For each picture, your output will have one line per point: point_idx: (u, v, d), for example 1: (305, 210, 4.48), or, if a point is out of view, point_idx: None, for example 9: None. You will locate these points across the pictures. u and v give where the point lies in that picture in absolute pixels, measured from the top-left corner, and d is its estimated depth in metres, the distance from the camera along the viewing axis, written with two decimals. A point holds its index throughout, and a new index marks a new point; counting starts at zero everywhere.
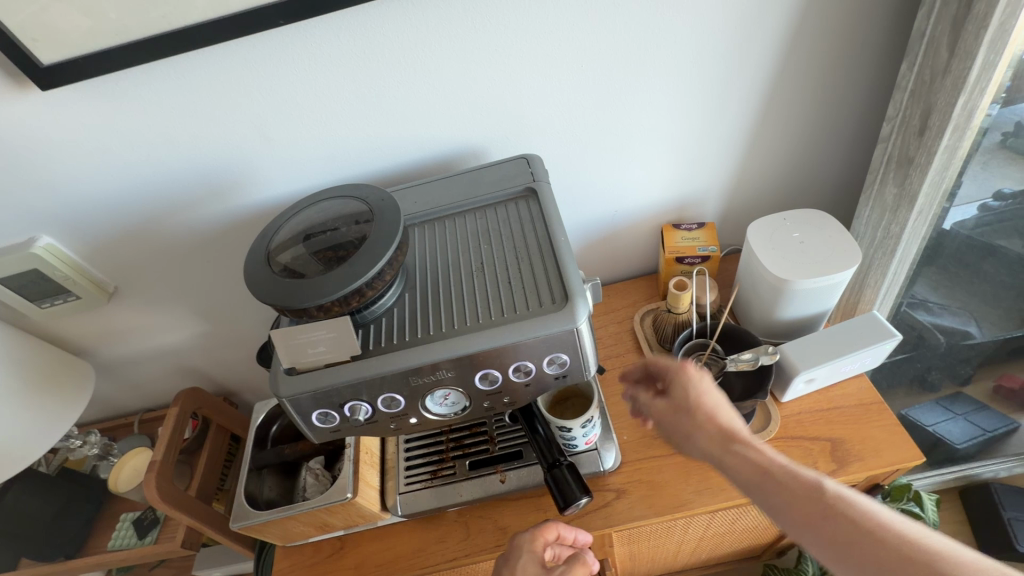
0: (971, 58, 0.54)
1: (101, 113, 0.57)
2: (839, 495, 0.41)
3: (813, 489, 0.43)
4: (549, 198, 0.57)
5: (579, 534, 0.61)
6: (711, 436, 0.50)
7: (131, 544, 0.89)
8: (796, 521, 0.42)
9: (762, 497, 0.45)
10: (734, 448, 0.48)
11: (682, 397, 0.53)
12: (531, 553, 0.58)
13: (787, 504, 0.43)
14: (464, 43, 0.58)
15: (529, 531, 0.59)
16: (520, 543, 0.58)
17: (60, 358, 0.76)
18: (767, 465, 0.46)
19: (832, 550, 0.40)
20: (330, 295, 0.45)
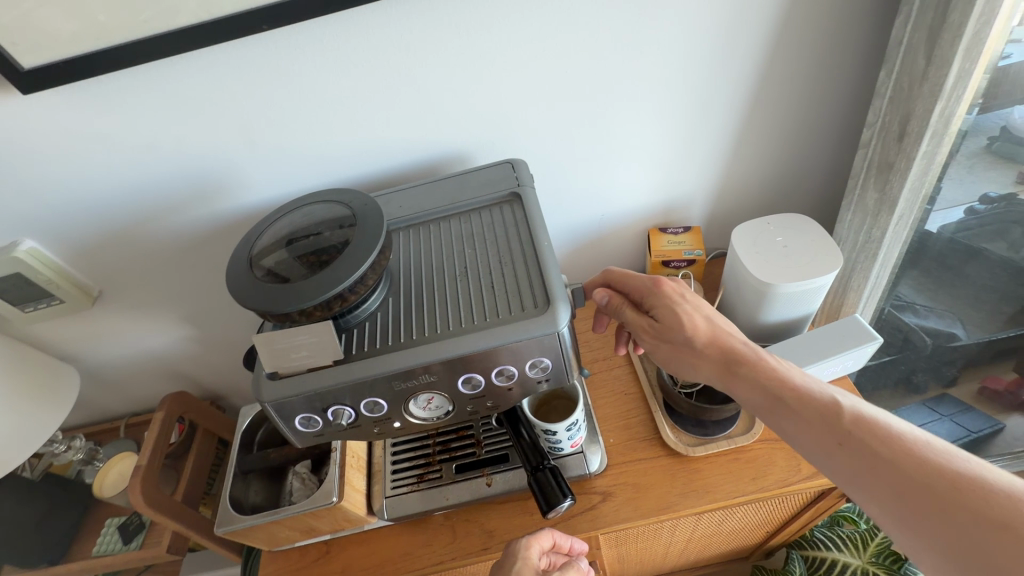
0: (946, 66, 0.55)
1: (84, 117, 0.56)
2: (859, 420, 0.46)
3: (833, 409, 0.47)
4: (533, 202, 0.57)
5: (574, 542, 0.62)
6: (709, 356, 0.55)
7: (116, 549, 0.88)
8: (815, 438, 0.47)
9: (777, 415, 0.50)
10: (742, 370, 0.53)
11: (667, 314, 0.57)
12: (527, 560, 0.57)
13: (807, 422, 0.48)
14: (448, 49, 0.58)
15: (525, 537, 0.58)
16: (516, 548, 0.57)
17: (44, 363, 0.76)
18: (785, 392, 0.50)
19: (844, 463, 0.45)
20: (311, 300, 0.45)
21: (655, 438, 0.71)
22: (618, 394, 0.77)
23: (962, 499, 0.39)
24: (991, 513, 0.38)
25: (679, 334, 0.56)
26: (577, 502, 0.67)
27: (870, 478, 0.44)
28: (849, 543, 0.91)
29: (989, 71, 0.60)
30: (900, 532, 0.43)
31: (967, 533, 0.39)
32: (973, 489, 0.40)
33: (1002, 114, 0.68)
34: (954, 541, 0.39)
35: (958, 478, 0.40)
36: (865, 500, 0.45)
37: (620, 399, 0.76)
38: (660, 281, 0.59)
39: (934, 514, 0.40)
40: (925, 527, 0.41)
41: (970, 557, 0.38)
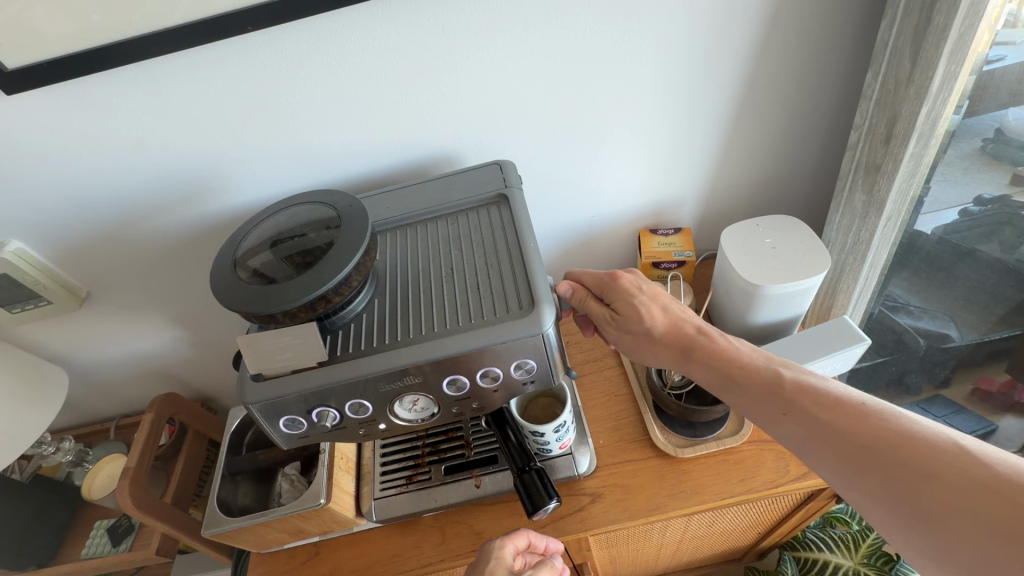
0: (932, 68, 0.55)
1: (69, 118, 0.56)
2: (799, 387, 0.49)
3: (778, 380, 0.50)
4: (520, 203, 0.57)
5: (549, 541, 0.62)
6: (666, 341, 0.58)
7: (104, 552, 0.87)
8: (764, 409, 0.50)
9: (730, 391, 0.53)
10: (697, 351, 0.56)
11: (625, 305, 0.59)
12: (501, 560, 0.58)
13: (756, 394, 0.51)
14: (436, 50, 0.58)
15: (499, 538, 0.59)
16: (490, 549, 0.58)
17: (31, 365, 0.75)
18: (735, 368, 0.53)
19: (790, 430, 0.48)
20: (295, 302, 0.45)
21: (644, 439, 0.71)
22: (609, 395, 0.76)
23: (893, 451, 0.42)
24: (918, 462, 0.41)
25: (636, 323, 0.58)
26: (566, 504, 0.67)
27: (814, 442, 0.47)
28: (840, 545, 0.91)
29: (974, 74, 0.61)
30: (845, 490, 0.45)
31: (899, 483, 0.41)
32: (902, 440, 0.42)
33: (996, 116, 0.69)
34: (890, 492, 0.42)
35: (888, 432, 0.43)
36: (813, 463, 0.47)
37: (610, 401, 0.76)
38: (617, 273, 0.60)
39: (871, 469, 0.43)
40: (864, 482, 0.43)
41: (905, 505, 0.41)
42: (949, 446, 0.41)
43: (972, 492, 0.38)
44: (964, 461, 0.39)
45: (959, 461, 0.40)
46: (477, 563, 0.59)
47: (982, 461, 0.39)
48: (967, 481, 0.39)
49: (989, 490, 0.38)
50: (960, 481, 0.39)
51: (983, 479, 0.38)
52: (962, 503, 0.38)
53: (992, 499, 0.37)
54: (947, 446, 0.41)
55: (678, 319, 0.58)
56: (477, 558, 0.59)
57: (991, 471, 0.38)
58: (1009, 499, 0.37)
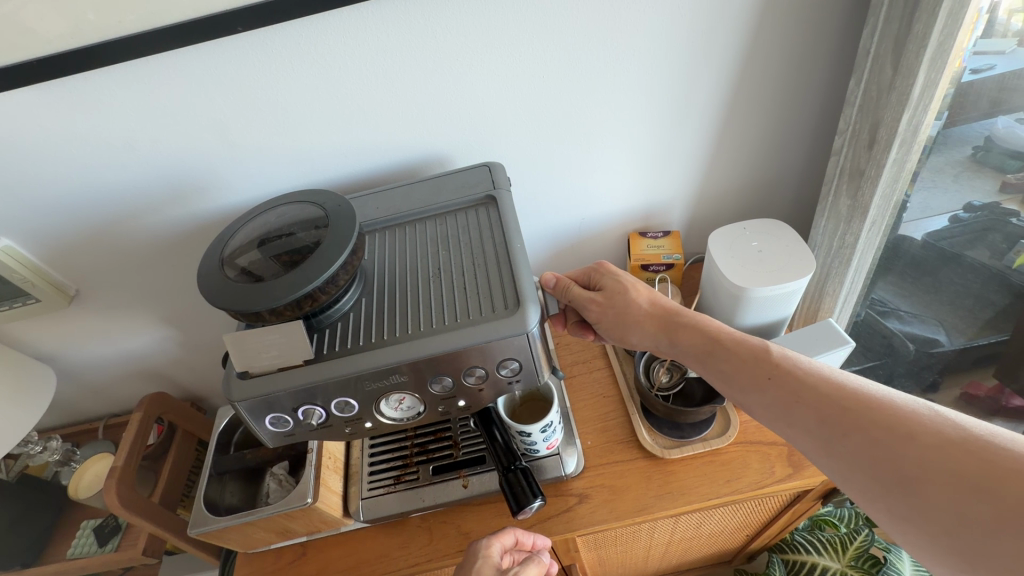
0: (912, 76, 0.57)
1: (58, 117, 0.56)
2: (783, 356, 0.50)
3: (764, 352, 0.51)
4: (508, 205, 0.57)
5: (537, 537, 0.62)
6: (652, 316, 0.59)
7: (90, 552, 0.87)
8: (748, 376, 0.51)
9: (715, 359, 0.54)
10: (683, 326, 0.57)
11: (613, 283, 0.61)
12: (487, 558, 0.58)
13: (741, 362, 0.52)
14: (426, 51, 0.59)
15: (485, 537, 0.60)
16: (477, 549, 0.59)
17: (19, 363, 0.75)
18: (721, 337, 0.55)
19: (773, 396, 0.48)
20: (281, 300, 0.45)
21: (632, 440, 0.71)
22: (597, 397, 0.77)
23: (874, 414, 0.42)
24: (898, 424, 0.41)
25: (625, 298, 0.60)
26: (553, 504, 0.67)
27: (796, 407, 0.47)
28: (828, 547, 0.90)
29: (953, 87, 0.62)
30: (826, 457, 0.45)
31: (879, 444, 0.41)
32: (883, 405, 0.42)
33: (984, 124, 0.71)
34: (870, 454, 0.42)
35: (870, 399, 0.43)
36: (794, 430, 0.47)
37: (598, 402, 0.76)
38: (603, 262, 0.64)
39: (852, 431, 0.43)
40: (845, 446, 0.43)
41: (884, 466, 0.41)
42: (928, 412, 0.41)
43: (950, 452, 0.38)
44: (941, 422, 0.40)
45: (938, 425, 0.40)
46: (465, 562, 0.59)
47: (961, 426, 0.39)
48: (945, 442, 0.39)
49: (968, 450, 0.38)
50: (939, 442, 0.39)
51: (961, 440, 0.38)
52: (941, 462, 0.38)
53: (970, 458, 0.37)
54: (927, 412, 0.41)
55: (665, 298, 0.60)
56: (466, 557, 0.60)
57: (966, 430, 0.39)
58: (986, 459, 0.37)
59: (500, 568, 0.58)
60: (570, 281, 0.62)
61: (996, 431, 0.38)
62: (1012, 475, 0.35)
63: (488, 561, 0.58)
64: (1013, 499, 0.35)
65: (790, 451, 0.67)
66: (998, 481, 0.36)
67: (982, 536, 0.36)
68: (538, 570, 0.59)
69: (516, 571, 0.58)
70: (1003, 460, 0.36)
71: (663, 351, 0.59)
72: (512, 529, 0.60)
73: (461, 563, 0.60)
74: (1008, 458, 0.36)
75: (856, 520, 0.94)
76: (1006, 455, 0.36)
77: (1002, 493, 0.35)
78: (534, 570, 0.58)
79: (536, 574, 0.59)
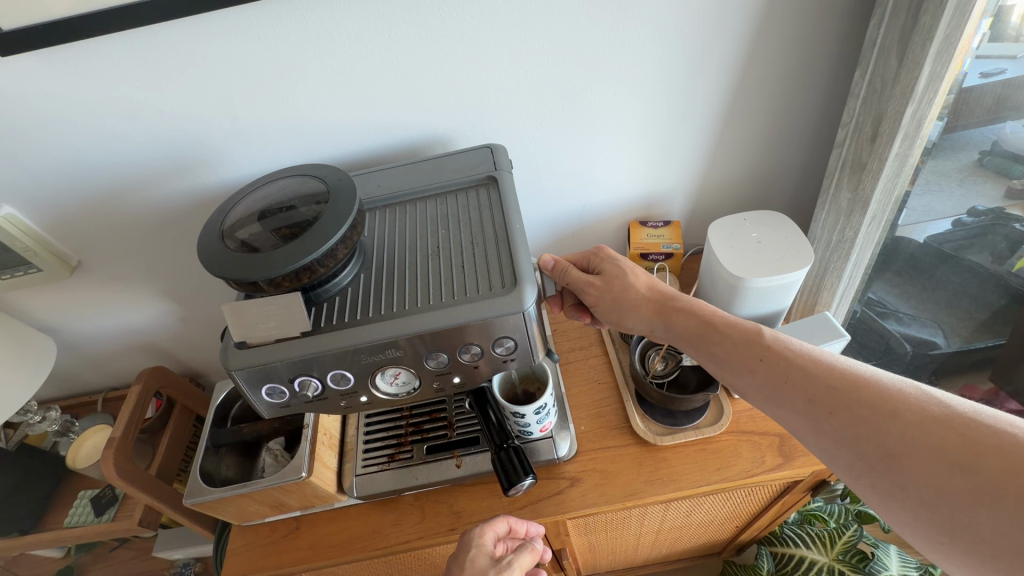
0: (918, 68, 0.56)
1: (63, 85, 0.56)
2: (776, 339, 0.50)
3: (757, 335, 0.51)
4: (508, 185, 0.58)
5: (531, 525, 0.63)
6: (649, 299, 0.59)
7: (87, 521, 0.88)
8: (742, 359, 0.51)
9: (709, 342, 0.54)
10: (678, 310, 0.58)
11: (612, 268, 0.62)
12: (481, 547, 0.58)
13: (734, 345, 0.52)
14: (429, 29, 0.58)
15: (479, 526, 0.60)
16: (470, 538, 0.59)
17: (20, 331, 0.76)
18: (715, 321, 0.55)
19: (764, 378, 0.49)
20: (279, 271, 0.46)
21: (625, 425, 0.72)
22: (592, 382, 0.77)
23: (860, 393, 0.43)
24: (882, 402, 0.41)
25: (623, 282, 0.60)
26: (544, 487, 0.68)
27: (785, 388, 0.47)
28: (817, 540, 0.91)
29: (955, 89, 0.63)
30: (813, 437, 0.45)
31: (864, 422, 0.42)
32: (870, 385, 0.43)
33: (991, 129, 0.70)
34: (855, 431, 0.42)
35: (858, 379, 0.44)
36: (783, 411, 0.48)
37: (593, 388, 0.77)
38: (601, 246, 0.64)
39: (840, 411, 0.43)
40: (831, 424, 0.44)
41: (868, 444, 0.41)
42: (914, 391, 0.41)
43: (932, 429, 0.39)
44: (928, 402, 0.40)
45: (922, 403, 0.40)
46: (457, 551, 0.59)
47: (944, 405, 0.40)
48: (929, 420, 0.39)
49: (949, 427, 0.38)
50: (922, 419, 0.39)
51: (943, 417, 0.39)
52: (922, 439, 0.39)
53: (951, 435, 0.38)
54: (913, 392, 0.41)
55: (661, 283, 0.61)
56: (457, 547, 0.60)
57: (951, 410, 0.39)
58: (967, 435, 0.37)
59: (493, 558, 0.58)
60: (568, 264, 0.62)
61: (981, 410, 0.38)
62: (992, 450, 0.36)
63: (480, 549, 0.58)
64: (991, 474, 0.35)
65: (782, 442, 0.68)
66: (979, 457, 0.36)
67: (960, 509, 0.36)
68: (532, 556, 0.59)
69: (511, 558, 0.58)
70: (983, 436, 0.37)
71: (658, 336, 0.60)
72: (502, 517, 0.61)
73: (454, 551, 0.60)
74: (989, 434, 0.36)
75: (846, 516, 0.94)
76: (986, 431, 0.37)
77: (980, 468, 0.36)
78: (528, 557, 0.59)
79: (530, 561, 0.59)
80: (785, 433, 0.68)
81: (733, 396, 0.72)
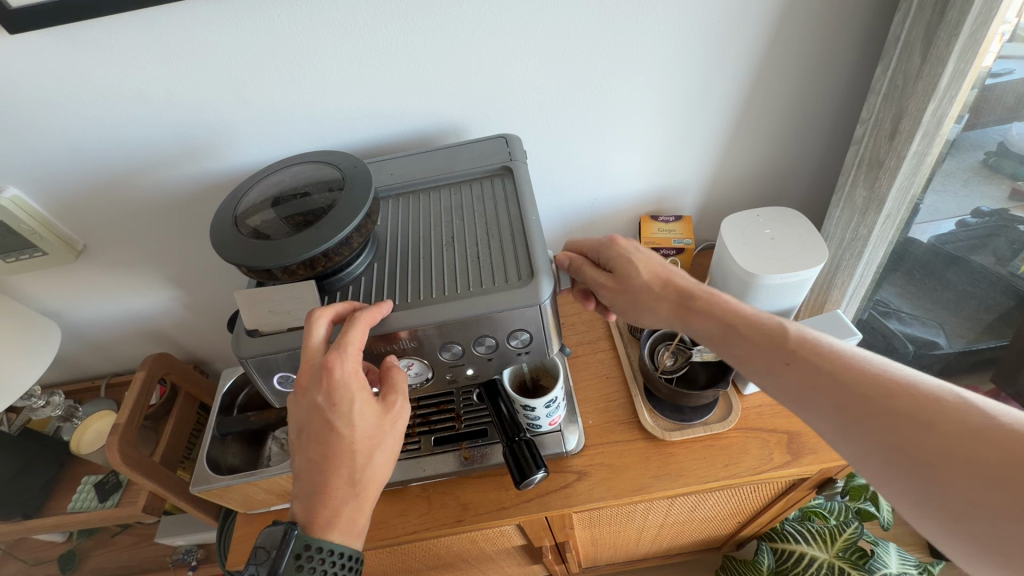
0: (942, 65, 0.56)
1: (71, 65, 0.55)
2: (800, 339, 0.49)
3: (785, 336, 0.50)
4: (525, 175, 0.57)
5: (375, 316, 0.46)
6: (665, 296, 0.59)
7: (91, 506, 0.88)
8: (765, 360, 0.51)
9: (731, 340, 0.54)
10: (695, 308, 0.57)
11: (623, 264, 0.61)
12: (356, 394, 0.46)
13: (759, 344, 0.52)
14: (446, 15, 0.57)
15: (339, 363, 0.44)
16: (337, 385, 0.45)
17: (26, 316, 0.75)
18: (732, 318, 0.54)
19: (791, 380, 0.48)
20: (295, 259, 0.45)
21: (633, 421, 0.72)
22: (601, 376, 0.77)
23: (893, 400, 0.42)
24: (917, 411, 0.41)
25: (636, 278, 0.60)
26: (552, 480, 0.67)
27: (815, 392, 0.46)
28: (818, 537, 0.90)
29: (975, 88, 0.62)
30: (841, 440, 0.45)
31: (896, 430, 0.41)
32: (904, 391, 0.42)
33: (999, 129, 0.69)
34: (887, 439, 0.42)
35: (890, 383, 0.43)
36: (810, 414, 0.47)
37: (602, 383, 0.77)
38: (614, 238, 0.63)
39: (871, 417, 0.43)
40: (861, 430, 0.43)
41: (899, 451, 0.41)
42: (951, 399, 0.41)
43: (969, 440, 0.38)
44: (963, 411, 0.40)
45: (960, 413, 0.40)
46: (314, 388, 0.45)
47: (982, 413, 0.39)
48: (966, 430, 0.39)
49: (987, 438, 0.38)
50: (958, 430, 0.39)
51: (981, 427, 0.38)
52: (958, 450, 0.38)
53: (986, 446, 0.37)
54: (949, 399, 0.41)
55: (681, 278, 0.60)
56: (312, 378, 0.45)
57: (988, 419, 0.38)
58: (1004, 447, 0.37)
59: (368, 395, 0.47)
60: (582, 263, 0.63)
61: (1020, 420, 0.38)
62: None
63: (360, 383, 0.46)
64: None
65: (790, 439, 0.67)
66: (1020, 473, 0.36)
67: (995, 524, 0.36)
68: (403, 376, 0.49)
69: (387, 393, 0.48)
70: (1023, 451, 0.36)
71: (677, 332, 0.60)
72: (360, 319, 0.45)
73: (311, 382, 0.45)
74: None
75: (846, 514, 0.94)
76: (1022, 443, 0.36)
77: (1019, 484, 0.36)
78: (401, 380, 0.49)
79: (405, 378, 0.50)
80: (795, 431, 0.68)
81: (742, 392, 0.72)
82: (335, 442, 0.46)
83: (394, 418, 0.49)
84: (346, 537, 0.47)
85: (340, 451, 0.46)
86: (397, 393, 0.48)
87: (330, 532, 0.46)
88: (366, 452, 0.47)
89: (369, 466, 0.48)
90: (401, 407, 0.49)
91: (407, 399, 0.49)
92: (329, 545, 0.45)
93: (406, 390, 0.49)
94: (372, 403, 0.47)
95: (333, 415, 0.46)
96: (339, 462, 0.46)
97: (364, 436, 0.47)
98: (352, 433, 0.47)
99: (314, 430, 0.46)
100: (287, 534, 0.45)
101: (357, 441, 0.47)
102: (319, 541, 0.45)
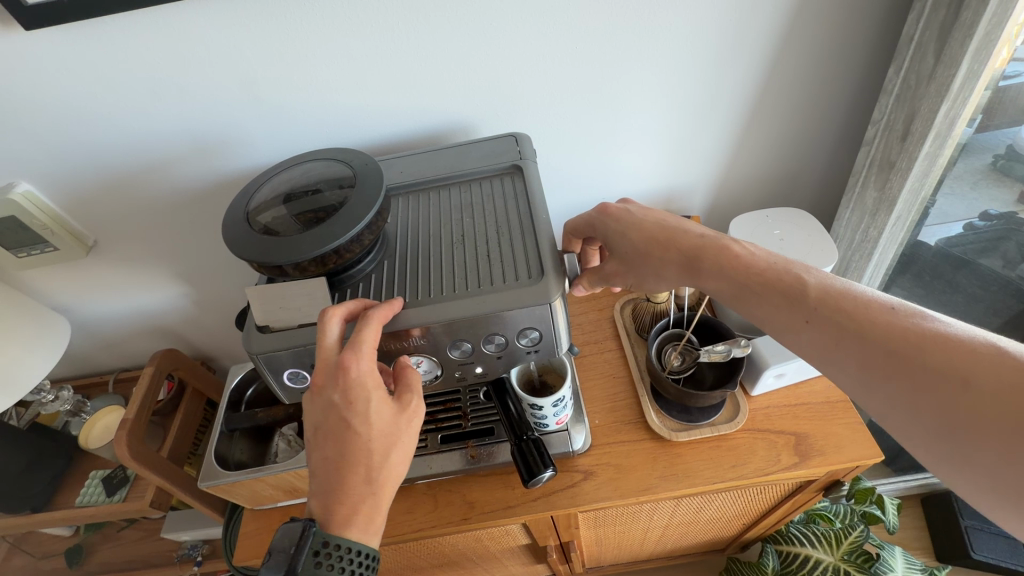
0: (955, 65, 0.56)
1: (84, 61, 0.56)
2: (823, 296, 0.44)
3: (803, 290, 0.45)
4: (534, 174, 0.57)
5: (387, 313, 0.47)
6: (672, 261, 0.53)
7: (98, 500, 0.89)
8: (786, 320, 0.46)
9: (747, 301, 0.49)
10: (708, 271, 0.51)
11: (619, 236, 0.56)
12: (371, 390, 0.46)
13: (778, 305, 0.46)
14: (459, 14, 0.57)
15: (354, 358, 0.45)
16: (352, 381, 0.45)
17: (37, 309, 0.76)
18: (746, 277, 0.49)
19: (811, 338, 0.44)
20: (307, 255, 0.45)
21: (640, 421, 0.72)
22: (608, 376, 0.77)
23: (924, 357, 0.38)
24: (950, 368, 0.36)
25: (637, 252, 0.55)
26: (558, 479, 0.67)
27: (838, 352, 0.42)
28: (823, 540, 0.90)
29: (989, 89, 0.61)
30: (867, 398, 0.41)
31: (928, 390, 0.37)
32: (936, 346, 0.38)
33: (1009, 132, 0.69)
34: (915, 399, 0.38)
35: (923, 337, 0.38)
36: (834, 372, 0.43)
37: (609, 382, 0.77)
38: (604, 207, 0.58)
39: (898, 376, 0.39)
40: (888, 390, 0.39)
41: (928, 412, 0.37)
42: (993, 351, 0.36)
43: (1010, 400, 0.34)
44: (1006, 366, 0.35)
45: (1001, 367, 0.35)
46: (330, 386, 0.45)
47: None
48: (1009, 388, 0.34)
49: None
50: (999, 389, 0.34)
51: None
52: (996, 410, 0.34)
53: None
54: (990, 351, 0.36)
55: (690, 232, 0.53)
56: (328, 377, 0.45)
57: None
58: None
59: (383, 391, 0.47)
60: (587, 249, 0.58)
61: None
62: None
63: (375, 381, 0.46)
64: None
65: (798, 441, 0.67)
66: None
67: None
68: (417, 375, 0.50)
69: (401, 391, 0.49)
70: None
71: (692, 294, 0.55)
72: (372, 317, 0.46)
73: (327, 381, 0.45)
74: None
75: (852, 517, 0.94)
76: None
77: None
78: (416, 379, 0.49)
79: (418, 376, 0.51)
80: (802, 432, 0.68)
81: (750, 393, 0.72)
82: (353, 440, 0.46)
83: (410, 416, 0.49)
84: (363, 535, 0.47)
85: (358, 450, 0.46)
86: (411, 392, 0.49)
87: (347, 528, 0.46)
88: (383, 450, 0.47)
89: (385, 464, 0.47)
90: (416, 405, 0.49)
91: (423, 399, 0.50)
92: (347, 543, 0.45)
93: (420, 389, 0.50)
94: (387, 402, 0.47)
95: (349, 413, 0.46)
96: (355, 460, 0.46)
97: (380, 433, 0.47)
98: (369, 432, 0.47)
99: (330, 429, 0.46)
100: (305, 531, 0.45)
101: (373, 440, 0.47)
102: (337, 538, 0.45)
